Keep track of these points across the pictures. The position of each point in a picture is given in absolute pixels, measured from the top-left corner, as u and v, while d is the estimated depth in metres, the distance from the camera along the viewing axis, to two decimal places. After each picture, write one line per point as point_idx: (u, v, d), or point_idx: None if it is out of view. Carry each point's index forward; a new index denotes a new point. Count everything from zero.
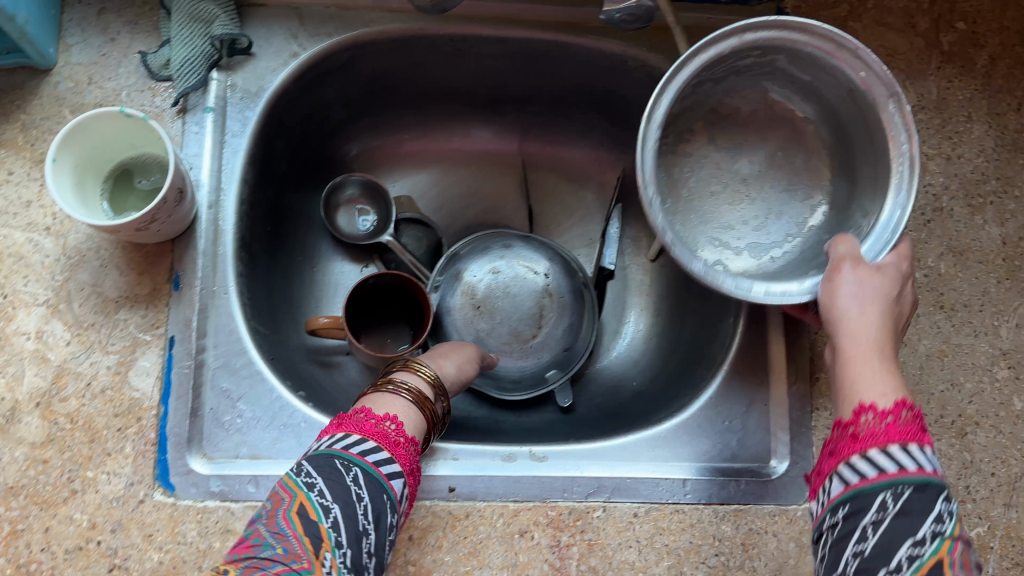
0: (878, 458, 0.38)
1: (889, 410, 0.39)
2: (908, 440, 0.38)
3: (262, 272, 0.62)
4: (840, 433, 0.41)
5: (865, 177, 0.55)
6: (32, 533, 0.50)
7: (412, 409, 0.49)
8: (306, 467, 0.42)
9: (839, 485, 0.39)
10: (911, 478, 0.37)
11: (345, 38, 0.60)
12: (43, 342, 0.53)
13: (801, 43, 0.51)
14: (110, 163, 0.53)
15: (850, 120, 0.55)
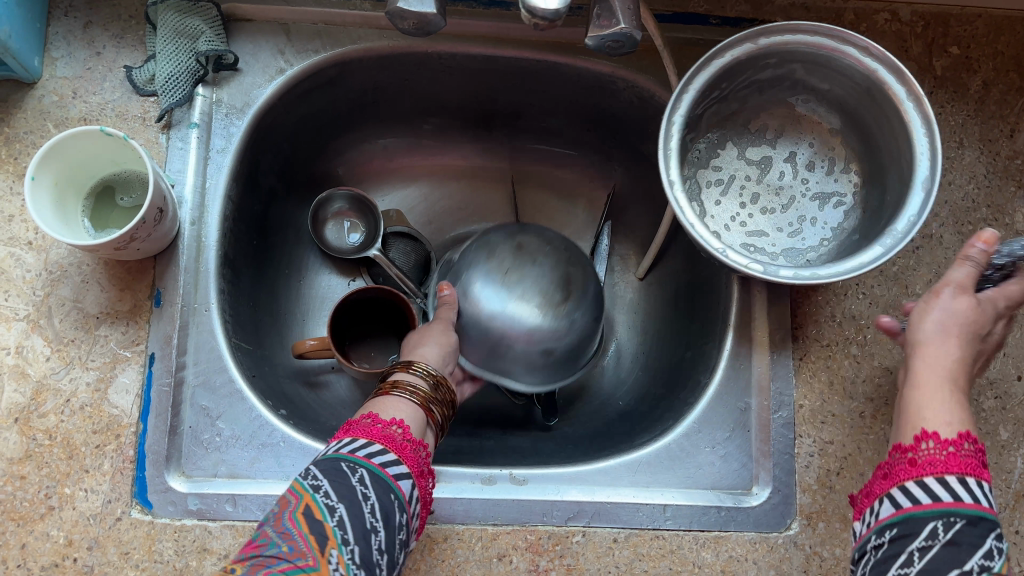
0: (934, 486, 0.38)
1: (952, 441, 0.39)
2: (966, 475, 0.38)
3: (246, 287, 0.62)
4: (894, 457, 0.41)
5: (892, 173, 0.52)
6: (9, 549, 0.50)
7: (408, 406, 0.48)
8: (314, 470, 0.42)
9: (888, 507, 0.40)
10: (964, 511, 0.37)
11: (333, 55, 0.59)
12: (22, 357, 0.53)
13: (794, 44, 0.51)
14: (93, 181, 0.53)
15: (866, 115, 0.53)
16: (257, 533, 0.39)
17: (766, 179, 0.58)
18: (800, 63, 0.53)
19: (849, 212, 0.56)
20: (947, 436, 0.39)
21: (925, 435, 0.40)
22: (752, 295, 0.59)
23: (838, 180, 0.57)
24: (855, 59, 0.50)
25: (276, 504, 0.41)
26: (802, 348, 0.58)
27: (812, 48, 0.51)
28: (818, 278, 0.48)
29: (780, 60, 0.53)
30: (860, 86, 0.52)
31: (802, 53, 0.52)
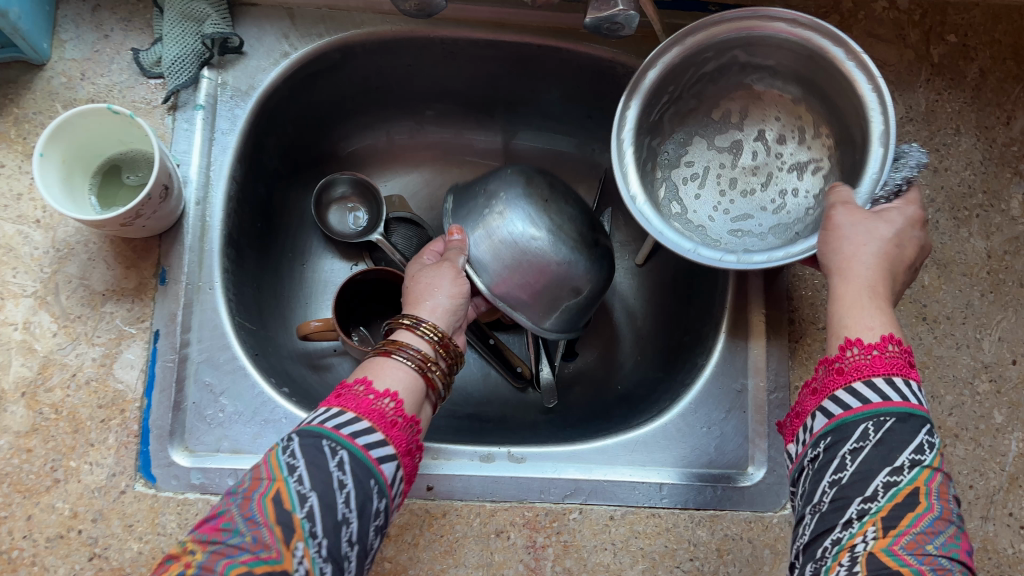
0: (861, 390, 0.39)
1: (873, 343, 0.40)
2: (890, 373, 0.39)
3: (250, 268, 0.63)
4: (823, 370, 0.42)
5: (850, 129, 0.52)
6: (15, 520, 0.51)
7: (407, 374, 0.47)
8: (294, 448, 0.40)
9: (824, 417, 0.40)
10: (890, 411, 0.38)
11: (336, 39, 0.60)
12: (29, 333, 0.54)
13: (718, 32, 0.52)
14: (100, 159, 0.53)
15: (809, 81, 0.54)
16: (224, 510, 0.38)
17: (739, 163, 0.59)
18: (744, 49, 0.54)
19: (827, 177, 0.55)
20: (867, 338, 0.41)
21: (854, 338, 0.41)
22: (748, 277, 0.60)
23: (812, 146, 0.56)
24: (784, 30, 0.51)
25: (250, 476, 0.40)
26: (798, 330, 0.58)
27: (751, 30, 0.52)
28: (793, 255, 0.49)
29: (727, 49, 0.54)
30: (806, 58, 0.52)
31: (735, 39, 0.53)
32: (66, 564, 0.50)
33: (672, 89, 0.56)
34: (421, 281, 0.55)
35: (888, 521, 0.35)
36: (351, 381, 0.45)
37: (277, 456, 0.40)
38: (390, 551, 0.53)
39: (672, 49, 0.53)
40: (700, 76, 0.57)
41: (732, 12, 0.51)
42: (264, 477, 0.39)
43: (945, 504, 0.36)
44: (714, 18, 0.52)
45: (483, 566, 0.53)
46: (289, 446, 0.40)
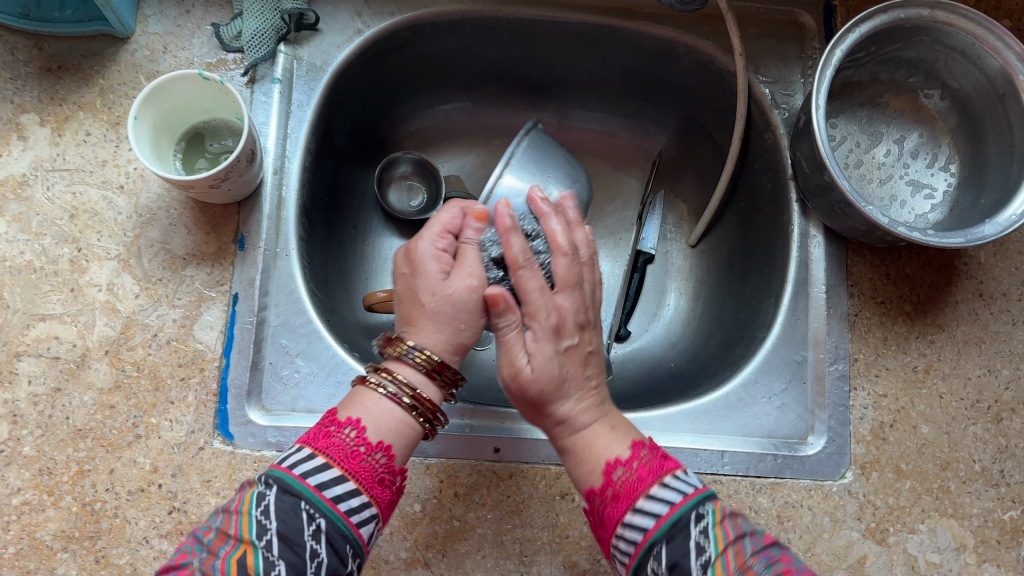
0: (644, 507, 0.42)
1: (631, 459, 0.45)
2: (658, 475, 0.44)
3: (319, 240, 0.64)
4: (596, 503, 0.44)
5: (995, 179, 0.57)
6: (98, 473, 0.53)
7: (405, 423, 0.46)
8: (268, 505, 0.40)
9: (627, 546, 0.42)
10: (681, 509, 0.41)
11: (407, 17, 0.63)
12: (113, 294, 0.56)
13: (956, 27, 0.56)
14: (185, 127, 0.56)
15: (987, 115, 0.58)
16: (189, 563, 0.39)
17: (873, 153, 0.62)
18: (942, 47, 0.58)
19: (937, 206, 0.60)
20: (624, 457, 0.45)
21: (615, 459, 0.45)
22: (809, 252, 0.61)
23: (938, 175, 0.61)
24: (1005, 59, 0.55)
25: (219, 527, 0.41)
26: (856, 304, 0.59)
27: (967, 36, 0.56)
28: (929, 240, 0.52)
29: (922, 34, 0.58)
30: (995, 85, 0.56)
31: (961, 40, 0.56)
32: (146, 517, 0.52)
33: (866, 51, 0.59)
34: (448, 291, 0.48)
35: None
36: (343, 420, 0.44)
37: (249, 512, 0.40)
38: (458, 509, 0.55)
39: (919, 7, 0.56)
40: (894, 55, 0.60)
41: (945, 9, 0.56)
42: (233, 534, 0.39)
43: (753, 556, 0.40)
44: (956, 10, 0.55)
45: (549, 527, 0.55)
46: (264, 502, 0.40)
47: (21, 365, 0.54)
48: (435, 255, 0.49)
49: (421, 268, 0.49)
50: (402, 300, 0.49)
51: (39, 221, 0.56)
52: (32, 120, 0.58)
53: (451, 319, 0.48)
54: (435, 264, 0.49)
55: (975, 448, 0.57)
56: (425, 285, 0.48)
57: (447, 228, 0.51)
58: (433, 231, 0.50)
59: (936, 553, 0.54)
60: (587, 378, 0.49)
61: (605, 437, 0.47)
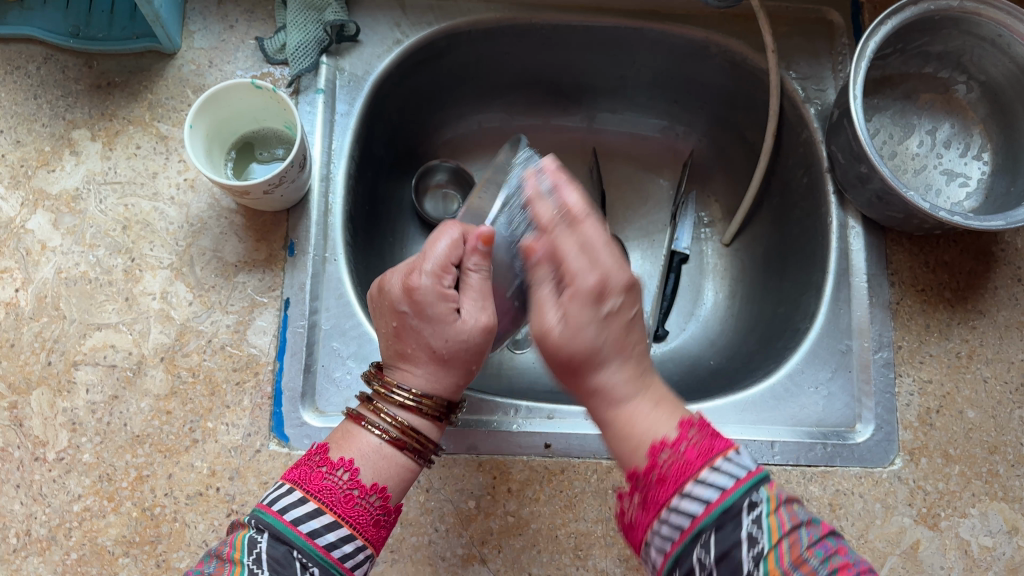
0: (695, 489, 0.38)
1: (680, 440, 0.41)
2: (708, 459, 0.39)
3: (362, 247, 0.65)
4: (639, 486, 0.41)
5: None
6: (156, 479, 0.53)
7: (402, 463, 0.46)
8: (260, 552, 0.40)
9: (671, 531, 0.38)
10: (735, 496, 0.38)
11: (444, 27, 0.65)
12: (167, 302, 0.57)
13: (986, 16, 0.57)
14: (235, 137, 0.59)
15: (1019, 102, 0.59)
16: None
17: (906, 144, 0.64)
18: (971, 38, 0.59)
19: (972, 194, 0.61)
20: (671, 438, 0.41)
21: (662, 441, 0.41)
22: (849, 242, 0.62)
23: (971, 163, 0.62)
24: None
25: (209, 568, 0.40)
26: (898, 292, 0.60)
27: (997, 25, 0.57)
28: (969, 222, 0.53)
29: (950, 25, 0.59)
30: None
31: (990, 30, 0.58)
32: (205, 520, 0.52)
33: (896, 45, 0.61)
34: (463, 337, 0.45)
35: None
36: (337, 462, 0.44)
37: (241, 560, 0.39)
38: (512, 505, 0.55)
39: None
40: (923, 50, 0.62)
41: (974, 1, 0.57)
42: None
43: (810, 550, 0.37)
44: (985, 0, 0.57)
45: (602, 520, 0.55)
46: (257, 551, 0.40)
47: (78, 373, 0.55)
48: (440, 296, 0.45)
49: (427, 313, 0.45)
50: (404, 337, 0.47)
51: (92, 233, 0.58)
52: (84, 135, 0.60)
53: (465, 362, 0.46)
54: (445, 307, 0.45)
55: (1022, 431, 0.57)
56: (435, 332, 0.45)
57: (447, 259, 0.46)
58: (433, 266, 0.46)
59: (988, 537, 0.54)
60: (623, 352, 0.44)
61: (646, 417, 0.43)
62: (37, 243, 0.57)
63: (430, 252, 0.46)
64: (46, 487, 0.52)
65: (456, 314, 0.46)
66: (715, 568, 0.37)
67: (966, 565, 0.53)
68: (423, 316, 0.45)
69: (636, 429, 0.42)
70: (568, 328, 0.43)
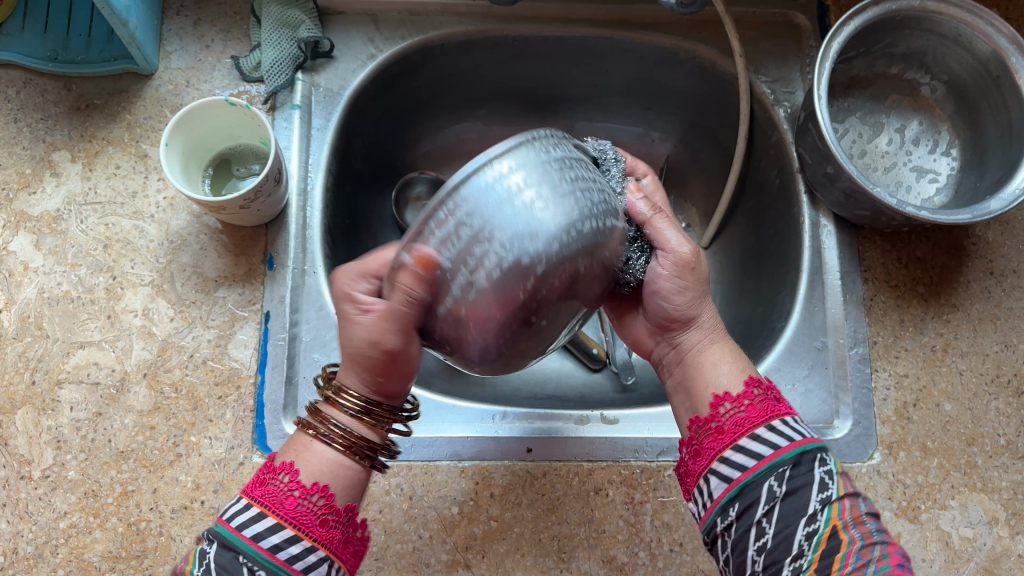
0: (766, 434, 0.43)
1: (743, 394, 0.45)
2: (790, 410, 0.45)
3: (342, 259, 0.66)
4: (697, 431, 0.45)
5: (995, 157, 0.59)
6: (141, 494, 0.53)
7: (341, 462, 0.43)
8: (209, 561, 0.40)
9: (738, 464, 0.42)
10: (812, 444, 0.42)
11: (418, 40, 0.66)
12: (149, 318, 0.57)
13: (946, 15, 0.58)
14: (212, 154, 0.60)
15: (984, 97, 0.60)
16: None
17: (875, 143, 0.65)
18: (933, 36, 0.60)
19: (942, 189, 0.62)
20: (735, 391, 0.45)
21: (752, 376, 0.46)
22: (821, 241, 0.63)
23: (940, 160, 0.63)
24: (995, 41, 0.57)
25: None
26: (872, 289, 0.61)
27: (957, 23, 0.58)
28: (937, 217, 0.54)
29: (913, 25, 0.60)
30: (989, 68, 0.58)
31: (950, 29, 0.59)
32: (191, 533, 0.52)
33: (861, 46, 0.62)
34: (364, 339, 0.41)
35: (833, 544, 0.39)
36: (278, 465, 0.43)
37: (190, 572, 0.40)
38: (495, 510, 0.56)
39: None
40: (887, 50, 0.63)
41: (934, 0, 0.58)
42: None
43: (867, 514, 0.41)
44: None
45: (585, 523, 0.55)
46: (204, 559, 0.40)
47: (62, 392, 0.55)
48: (352, 298, 0.42)
49: (339, 311, 0.43)
50: (326, 339, 0.45)
51: (74, 253, 0.58)
52: (64, 157, 0.61)
53: (366, 368, 0.42)
54: (350, 308, 0.42)
55: (999, 423, 0.57)
56: (343, 331, 0.43)
57: (375, 269, 0.43)
58: (353, 267, 0.44)
59: (969, 528, 0.54)
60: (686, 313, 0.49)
61: (721, 365, 0.47)
62: (20, 264, 0.58)
63: (361, 261, 0.44)
64: (32, 505, 0.52)
65: (364, 314, 0.42)
66: (784, 500, 0.40)
67: (947, 557, 0.53)
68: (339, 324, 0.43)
69: (706, 378, 0.47)
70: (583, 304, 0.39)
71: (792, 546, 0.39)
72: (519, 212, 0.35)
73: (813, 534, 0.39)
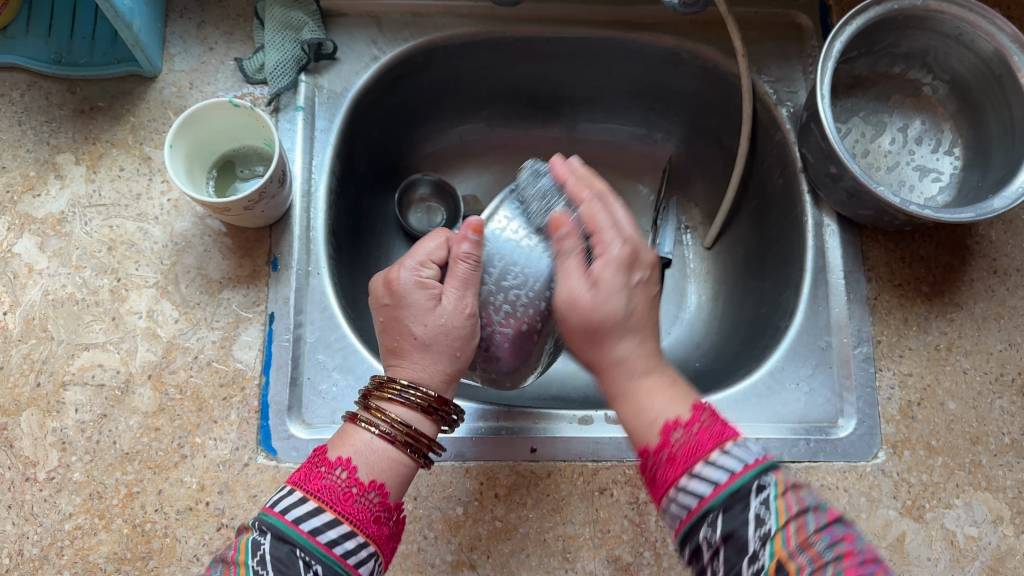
0: (701, 476, 0.39)
1: (692, 421, 0.42)
2: (723, 441, 0.40)
3: (346, 260, 0.66)
4: (649, 462, 0.42)
5: (998, 155, 0.59)
6: (146, 495, 0.53)
7: (393, 457, 0.45)
8: (264, 554, 0.40)
9: (681, 509, 0.39)
10: (744, 478, 0.38)
11: (421, 42, 0.66)
12: (153, 320, 0.57)
13: (948, 14, 0.58)
14: (216, 155, 0.60)
15: (986, 96, 0.60)
16: None
17: (878, 143, 0.65)
18: (935, 35, 0.60)
19: (945, 188, 0.62)
20: (684, 418, 0.42)
21: (674, 420, 0.42)
22: (825, 241, 0.63)
23: (943, 159, 0.63)
24: (997, 40, 0.57)
25: (220, 568, 0.40)
26: (875, 288, 0.61)
27: (958, 22, 0.58)
28: (940, 215, 0.54)
29: (915, 25, 0.60)
30: (991, 67, 0.58)
31: (952, 28, 0.59)
32: (196, 534, 0.52)
33: (863, 45, 0.62)
34: (439, 320, 0.48)
35: None
36: (335, 461, 0.44)
37: (244, 563, 0.39)
38: (500, 510, 0.56)
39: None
40: (889, 50, 0.63)
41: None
42: None
43: (816, 534, 0.36)
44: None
45: (590, 523, 0.55)
46: (259, 552, 0.40)
47: (67, 394, 0.55)
48: (419, 286, 0.48)
49: (406, 300, 0.48)
50: (389, 331, 0.49)
51: (79, 255, 0.58)
52: (68, 159, 0.61)
53: (445, 347, 0.48)
54: (421, 294, 0.48)
55: (1003, 421, 0.57)
56: (414, 317, 0.48)
57: (429, 256, 0.50)
58: (411, 262, 0.49)
59: (974, 527, 0.54)
60: (632, 325, 0.45)
61: (660, 394, 0.44)
62: (24, 266, 0.58)
63: (413, 253, 0.50)
64: (37, 506, 0.52)
65: (434, 302, 0.48)
66: (722, 546, 0.37)
67: (952, 556, 0.53)
68: (406, 309, 0.48)
69: (644, 407, 0.43)
70: (599, 295, 0.44)
71: None
72: (540, 257, 0.50)
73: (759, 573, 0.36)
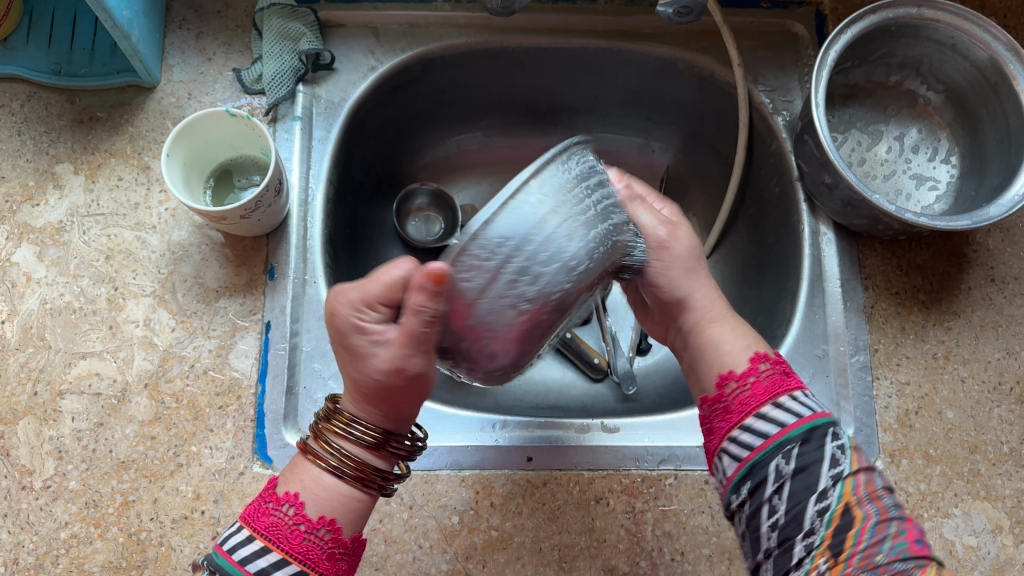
0: (769, 416, 0.43)
1: (748, 372, 0.46)
2: (796, 386, 0.45)
3: (344, 270, 0.67)
4: (709, 412, 0.47)
5: (995, 163, 0.59)
6: (142, 504, 0.53)
7: (347, 494, 0.45)
8: None
9: (741, 449, 0.43)
10: (793, 432, 0.42)
11: (418, 52, 0.67)
12: (150, 329, 0.57)
13: (943, 23, 0.58)
14: (213, 164, 0.60)
15: (982, 105, 0.60)
16: None
17: (875, 151, 0.65)
18: (930, 44, 0.60)
19: (941, 197, 0.62)
20: (739, 371, 0.46)
21: (728, 372, 0.47)
22: (821, 249, 0.63)
23: (939, 167, 0.63)
24: (992, 48, 0.57)
25: None
26: (872, 296, 0.61)
27: (953, 30, 0.58)
28: (935, 224, 0.54)
29: (909, 34, 0.60)
30: (986, 76, 0.58)
31: (948, 37, 0.59)
32: (191, 543, 0.52)
33: (859, 54, 0.62)
34: (379, 374, 0.43)
35: (846, 522, 0.39)
36: (282, 497, 0.44)
37: None
38: (495, 519, 0.55)
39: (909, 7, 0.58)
40: (885, 59, 0.63)
41: (930, 9, 0.58)
42: None
43: (882, 491, 0.41)
44: (943, 7, 0.58)
45: (586, 532, 0.55)
46: None
47: (63, 403, 0.55)
48: (359, 331, 0.43)
49: (348, 346, 0.44)
50: (336, 368, 0.45)
51: (76, 264, 0.59)
52: (67, 169, 0.61)
53: (388, 399, 0.44)
54: (364, 342, 0.43)
55: (1002, 430, 0.57)
56: (355, 368, 0.44)
57: (372, 295, 0.42)
58: (350, 296, 0.43)
59: (972, 536, 0.54)
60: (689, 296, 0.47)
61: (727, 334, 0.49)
62: (22, 275, 0.58)
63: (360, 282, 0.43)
64: (33, 515, 0.52)
65: (377, 347, 0.43)
66: (791, 479, 0.41)
67: (951, 565, 0.53)
68: (348, 359, 0.44)
69: (721, 360, 0.48)
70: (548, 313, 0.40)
71: (803, 528, 0.40)
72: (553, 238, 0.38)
73: (825, 511, 0.40)
